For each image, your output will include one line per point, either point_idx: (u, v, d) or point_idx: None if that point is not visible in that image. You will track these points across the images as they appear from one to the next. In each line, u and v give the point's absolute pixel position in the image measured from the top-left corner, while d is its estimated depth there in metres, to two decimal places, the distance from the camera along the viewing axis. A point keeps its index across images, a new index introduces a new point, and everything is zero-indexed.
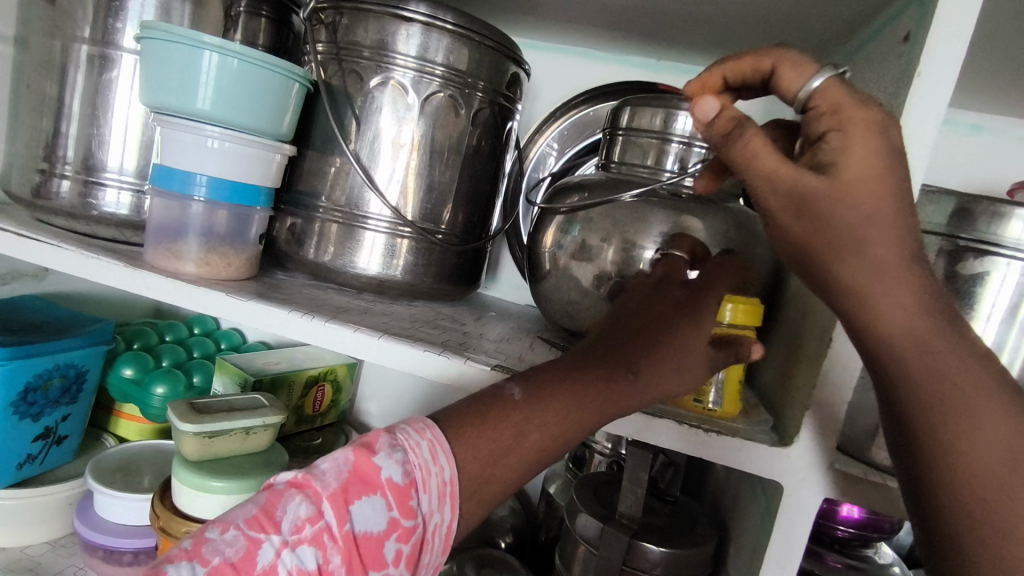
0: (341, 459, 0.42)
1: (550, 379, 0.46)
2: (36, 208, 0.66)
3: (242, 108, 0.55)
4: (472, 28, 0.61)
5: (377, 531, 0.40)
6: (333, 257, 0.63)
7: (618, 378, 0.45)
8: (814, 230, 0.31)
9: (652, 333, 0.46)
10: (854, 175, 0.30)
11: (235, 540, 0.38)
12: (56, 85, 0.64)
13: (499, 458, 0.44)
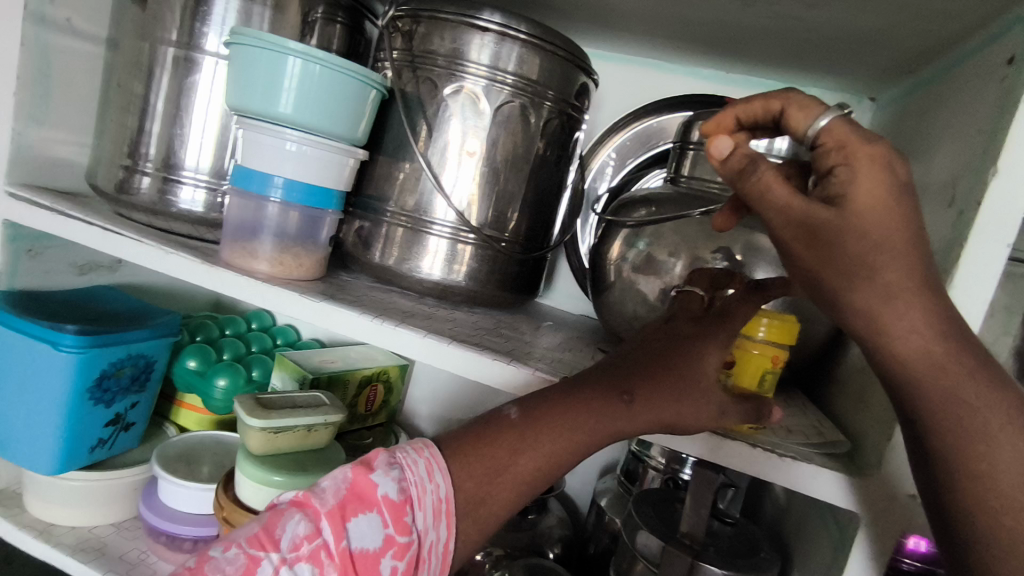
0: (340, 476, 0.43)
1: (546, 400, 0.46)
2: (118, 203, 0.69)
3: (321, 112, 0.56)
4: (544, 37, 0.62)
5: (374, 548, 0.41)
6: (398, 261, 0.64)
7: (612, 404, 0.44)
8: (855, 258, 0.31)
9: (652, 363, 0.45)
10: (866, 203, 0.31)
11: (236, 558, 0.39)
12: (143, 85, 0.67)
13: (495, 477, 0.44)
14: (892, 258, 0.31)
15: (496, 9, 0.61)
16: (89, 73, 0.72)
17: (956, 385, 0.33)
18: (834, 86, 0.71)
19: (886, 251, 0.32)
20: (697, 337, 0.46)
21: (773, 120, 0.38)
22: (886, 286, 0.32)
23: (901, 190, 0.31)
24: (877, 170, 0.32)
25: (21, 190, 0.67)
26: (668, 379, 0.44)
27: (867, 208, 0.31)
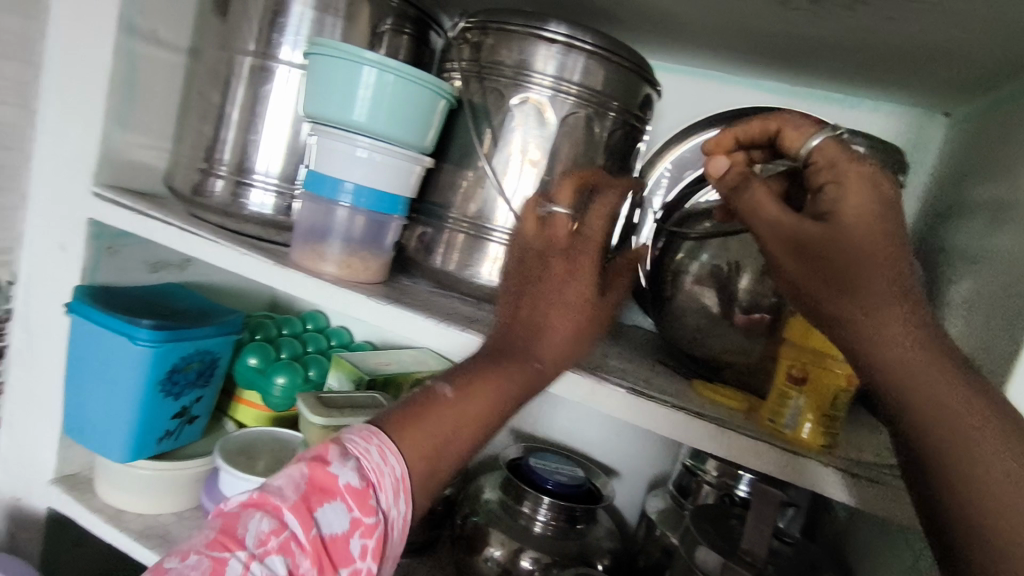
0: (294, 471, 0.42)
1: (467, 372, 0.48)
2: (194, 205, 0.72)
3: (394, 121, 0.58)
4: (609, 48, 0.62)
5: (341, 532, 0.40)
6: (459, 267, 0.65)
7: (529, 374, 0.49)
8: (845, 264, 0.36)
9: (546, 326, 0.51)
10: (851, 216, 0.36)
11: (199, 563, 0.37)
12: (221, 93, 0.70)
13: (439, 453, 0.46)
14: (876, 267, 0.35)
15: (563, 21, 0.61)
16: (170, 81, 0.75)
17: (934, 393, 0.34)
18: (905, 100, 0.70)
19: (871, 263, 0.35)
20: (545, 272, 0.53)
21: (771, 138, 0.44)
22: (875, 295, 0.35)
23: (884, 206, 0.36)
24: (864, 190, 0.37)
25: (106, 191, 0.71)
26: (552, 333, 0.51)
27: (852, 219, 0.36)
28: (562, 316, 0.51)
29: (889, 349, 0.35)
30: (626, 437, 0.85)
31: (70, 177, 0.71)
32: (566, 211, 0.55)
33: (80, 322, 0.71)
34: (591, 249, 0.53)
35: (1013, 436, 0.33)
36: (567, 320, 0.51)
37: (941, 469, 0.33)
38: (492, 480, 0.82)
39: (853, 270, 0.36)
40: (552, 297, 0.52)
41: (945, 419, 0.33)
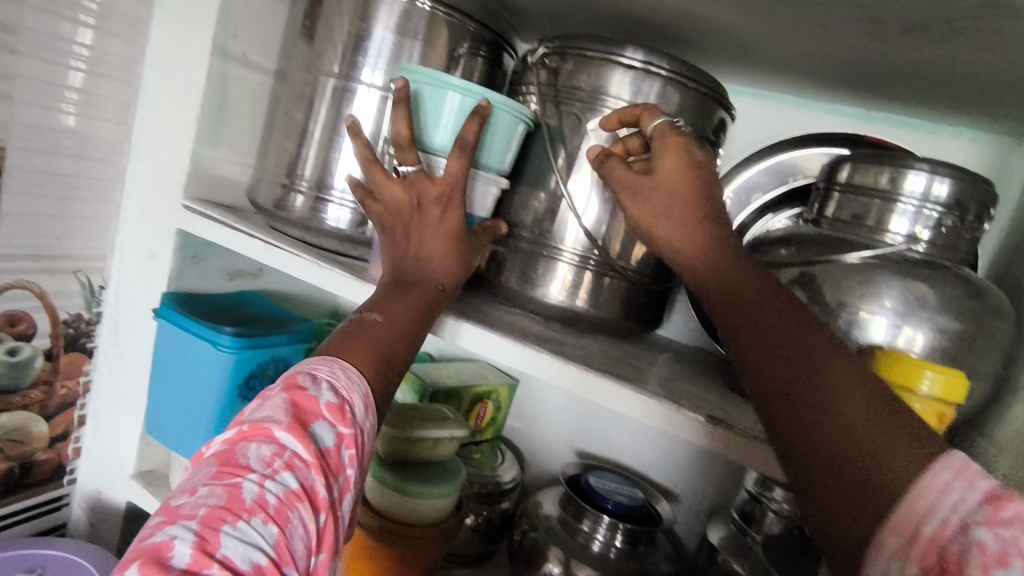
0: (276, 402, 0.44)
1: (390, 300, 0.58)
2: (275, 218, 0.75)
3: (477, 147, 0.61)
4: (685, 73, 0.63)
5: (332, 446, 0.45)
6: (529, 287, 0.67)
7: (433, 295, 0.60)
8: (661, 202, 0.50)
9: (428, 257, 0.61)
10: (667, 173, 0.51)
11: (213, 491, 0.38)
12: (305, 113, 0.73)
13: (387, 360, 0.55)
14: (684, 205, 0.49)
15: (639, 46, 0.63)
16: (253, 100, 0.79)
17: (752, 316, 0.43)
18: (987, 128, 0.68)
19: (680, 204, 0.49)
20: (416, 219, 0.62)
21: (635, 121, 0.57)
22: (682, 221, 0.49)
23: (694, 163, 0.51)
24: (678, 161, 0.51)
25: (195, 204, 0.74)
26: (434, 258, 0.61)
27: (666, 173, 0.51)
28: (433, 241, 0.61)
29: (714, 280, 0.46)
30: (680, 455, 0.86)
31: (163, 191, 0.75)
32: (416, 168, 0.61)
33: (166, 326, 0.75)
34: (455, 185, 0.61)
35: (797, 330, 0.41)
36: (439, 241, 0.61)
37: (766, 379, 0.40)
38: (549, 495, 0.84)
39: (679, 212, 0.49)
40: (425, 230, 0.61)
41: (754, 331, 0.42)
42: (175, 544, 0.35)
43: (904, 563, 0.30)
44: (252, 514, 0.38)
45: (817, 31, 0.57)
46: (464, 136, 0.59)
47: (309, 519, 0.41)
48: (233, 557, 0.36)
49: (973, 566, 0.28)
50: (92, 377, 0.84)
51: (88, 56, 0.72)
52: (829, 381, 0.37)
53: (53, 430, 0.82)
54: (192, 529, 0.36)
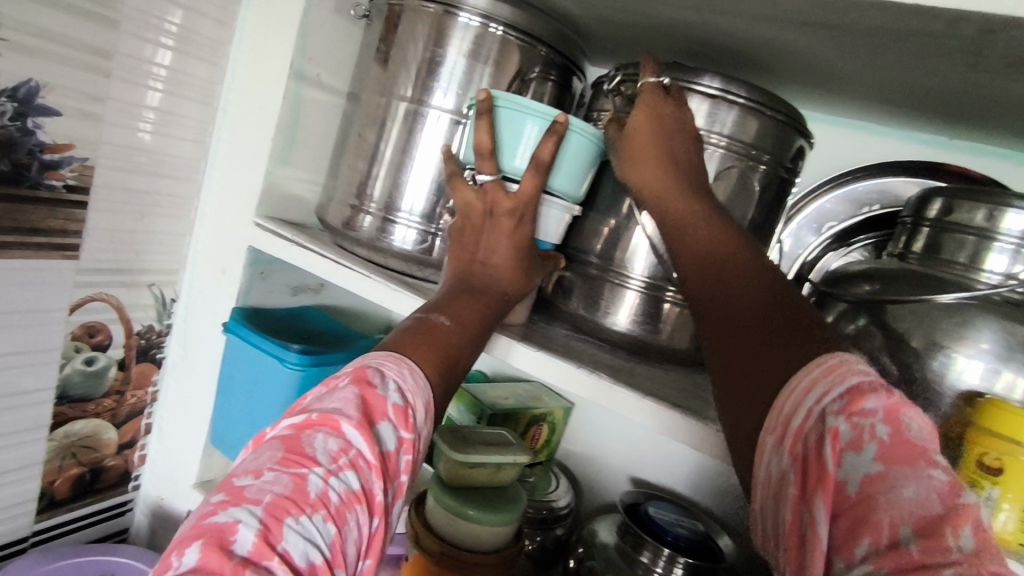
0: (346, 395, 0.43)
1: (454, 303, 0.58)
2: (343, 237, 0.76)
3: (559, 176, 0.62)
4: (763, 100, 0.61)
5: (392, 450, 0.43)
6: (597, 313, 0.66)
7: (498, 304, 0.60)
8: (634, 151, 0.59)
9: (496, 265, 0.62)
10: (638, 128, 0.59)
11: (279, 479, 0.37)
12: (375, 135, 0.74)
13: (448, 368, 0.53)
14: (647, 150, 0.58)
15: (716, 73, 0.61)
16: (325, 120, 0.80)
17: (709, 262, 0.51)
18: None
19: (648, 151, 0.58)
20: (489, 229, 0.62)
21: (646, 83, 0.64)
22: (649, 167, 0.58)
23: (663, 116, 0.59)
24: (646, 117, 0.59)
25: (267, 223, 0.76)
26: (500, 267, 0.62)
27: (637, 128, 0.59)
28: (502, 249, 0.62)
29: (682, 225, 0.54)
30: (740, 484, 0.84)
31: (236, 209, 0.77)
32: (493, 177, 0.61)
33: (235, 341, 0.77)
34: (527, 200, 0.61)
35: (743, 280, 0.49)
36: (507, 249, 0.62)
37: (712, 314, 0.49)
38: (606, 523, 0.82)
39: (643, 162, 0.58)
40: (496, 236, 0.62)
41: (709, 279, 0.51)
42: (239, 529, 0.34)
43: (779, 455, 0.38)
44: (314, 509, 0.36)
45: (913, 60, 0.55)
46: (540, 156, 0.59)
47: (365, 523, 0.39)
48: (292, 554, 0.34)
49: (828, 452, 0.35)
50: (159, 387, 0.86)
51: (165, 77, 0.73)
52: (752, 323, 0.46)
53: (122, 438, 0.84)
54: (257, 515, 0.35)
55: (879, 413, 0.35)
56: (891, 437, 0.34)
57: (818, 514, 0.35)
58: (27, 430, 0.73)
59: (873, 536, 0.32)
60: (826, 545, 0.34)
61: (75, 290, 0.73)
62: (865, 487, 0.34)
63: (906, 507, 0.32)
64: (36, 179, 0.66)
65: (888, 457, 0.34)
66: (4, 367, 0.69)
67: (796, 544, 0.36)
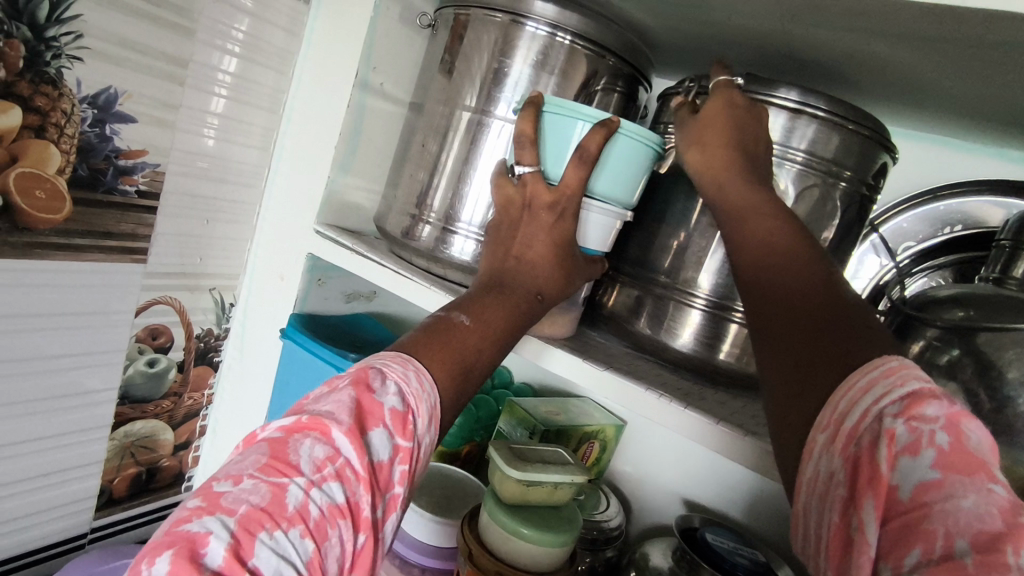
0: (343, 397, 0.42)
1: (480, 302, 0.55)
2: (402, 246, 0.75)
3: (609, 179, 0.60)
4: (844, 113, 0.59)
5: (386, 458, 0.41)
6: (659, 332, 0.64)
7: (529, 302, 0.58)
8: (703, 142, 0.57)
9: (533, 261, 0.59)
10: (711, 116, 0.56)
11: (257, 488, 0.36)
12: (438, 144, 0.73)
13: (466, 375, 0.51)
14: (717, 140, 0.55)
15: (794, 86, 0.59)
16: (387, 129, 0.81)
17: (768, 265, 0.48)
18: None
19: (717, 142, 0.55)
20: (528, 225, 0.59)
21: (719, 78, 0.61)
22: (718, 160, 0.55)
23: (737, 107, 0.56)
24: (720, 107, 0.56)
25: (328, 230, 0.76)
26: (539, 263, 0.58)
27: (710, 118, 0.56)
28: (540, 244, 0.58)
29: (744, 220, 0.52)
30: None
31: (298, 216, 0.78)
32: (533, 168, 0.59)
33: (291, 346, 0.77)
34: (571, 195, 0.58)
35: (805, 285, 0.45)
36: (547, 244, 0.59)
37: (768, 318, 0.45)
38: (659, 547, 0.80)
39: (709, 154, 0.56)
40: (534, 231, 0.59)
41: (766, 282, 0.47)
42: (211, 541, 0.34)
43: (830, 455, 0.35)
44: (290, 524, 0.36)
45: (1013, 73, 0.52)
46: (585, 146, 0.56)
47: (347, 538, 0.39)
48: (263, 570, 0.34)
49: (882, 454, 0.32)
50: (215, 390, 0.88)
51: (230, 83, 0.74)
52: (809, 332, 0.42)
53: (178, 439, 0.86)
54: (229, 527, 0.34)
55: (941, 420, 0.32)
56: (953, 445, 0.31)
57: (867, 517, 0.31)
58: (90, 428, 0.75)
59: (925, 546, 0.29)
60: (873, 552, 0.31)
61: (142, 292, 0.74)
62: (920, 493, 0.30)
63: (963, 520, 0.28)
64: (111, 184, 0.67)
65: (946, 464, 0.30)
66: (72, 366, 0.70)
67: (839, 544, 0.33)
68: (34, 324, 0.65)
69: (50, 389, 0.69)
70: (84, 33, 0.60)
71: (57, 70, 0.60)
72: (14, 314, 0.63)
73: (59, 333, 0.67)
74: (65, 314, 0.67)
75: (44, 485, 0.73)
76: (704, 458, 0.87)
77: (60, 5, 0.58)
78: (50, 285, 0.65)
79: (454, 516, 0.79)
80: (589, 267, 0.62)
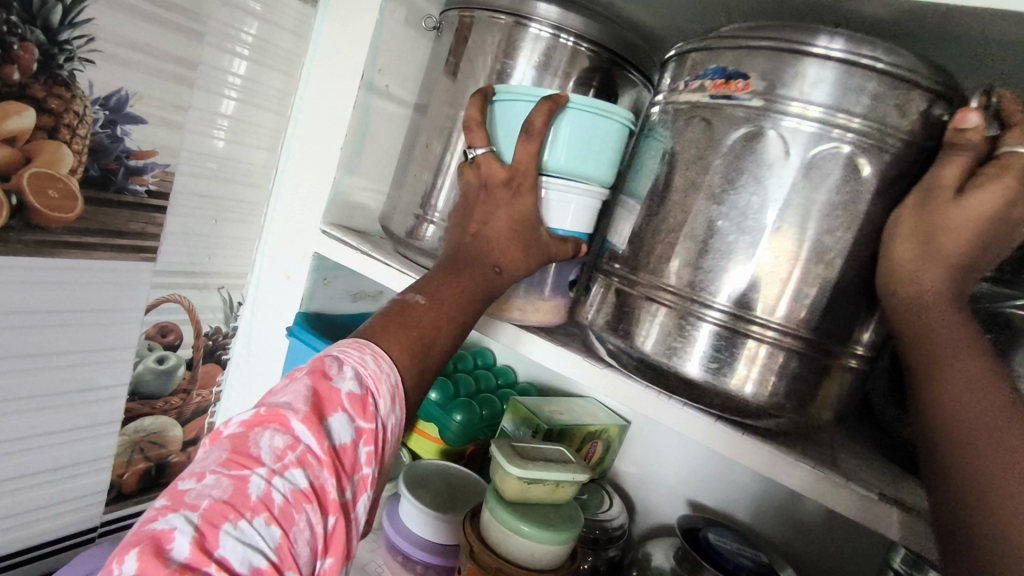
0: (299, 389, 0.43)
1: (435, 281, 0.56)
2: (405, 245, 0.75)
3: (569, 155, 0.58)
4: (912, 66, 0.44)
5: (348, 442, 0.43)
6: (659, 352, 0.49)
7: (487, 277, 0.57)
8: (943, 224, 0.42)
9: (489, 236, 0.58)
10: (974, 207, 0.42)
11: (219, 482, 0.37)
12: (441, 149, 0.73)
13: (424, 350, 0.53)
14: (953, 236, 0.42)
15: (838, 31, 0.44)
16: (393, 131, 0.82)
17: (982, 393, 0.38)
18: None
19: (951, 235, 0.42)
20: (489, 205, 0.58)
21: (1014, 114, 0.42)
22: (941, 249, 0.42)
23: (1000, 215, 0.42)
24: (996, 196, 0.41)
25: (333, 229, 0.77)
26: (496, 238, 0.57)
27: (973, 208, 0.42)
28: (499, 220, 0.57)
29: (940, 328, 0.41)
30: (809, 513, 0.80)
31: (306, 216, 0.79)
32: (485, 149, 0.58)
33: (298, 344, 0.79)
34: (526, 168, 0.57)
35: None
36: (503, 220, 0.57)
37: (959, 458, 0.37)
38: (661, 547, 0.80)
39: (942, 246, 0.42)
40: (492, 208, 0.58)
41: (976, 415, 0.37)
42: (176, 536, 0.34)
43: None
44: (255, 513, 0.37)
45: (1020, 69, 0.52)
46: (532, 123, 0.55)
47: (316, 522, 0.40)
48: (231, 559, 0.35)
49: None
50: (223, 388, 0.89)
51: (239, 86, 0.75)
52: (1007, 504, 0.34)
53: (186, 435, 0.87)
54: (193, 522, 0.35)
55: None
56: None
57: None
58: (100, 424, 0.76)
59: None
60: None
61: (151, 291, 0.75)
62: None
63: None
64: (122, 184, 0.69)
65: None
66: (83, 363, 0.72)
67: None
68: (48, 321, 0.67)
69: (62, 384, 0.71)
70: (95, 36, 0.62)
71: (70, 72, 0.61)
72: (29, 311, 0.65)
73: (73, 331, 0.69)
74: (77, 311, 0.69)
75: (56, 479, 0.74)
76: (709, 458, 0.87)
77: (73, 9, 0.59)
78: (64, 282, 0.67)
79: (455, 514, 0.79)
80: (556, 246, 0.59)
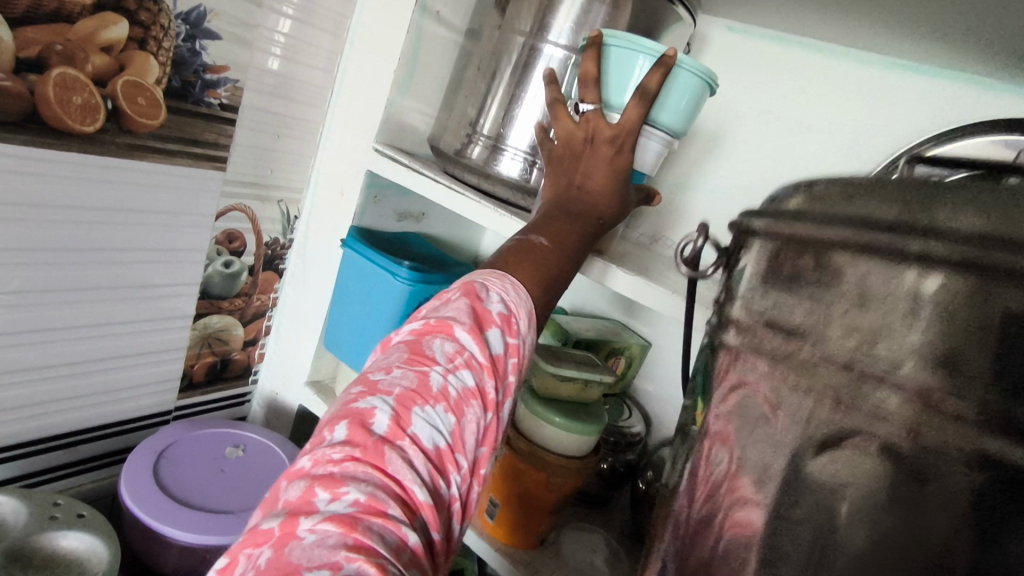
0: (459, 305, 0.47)
1: (553, 225, 0.59)
2: (452, 164, 0.80)
3: (665, 112, 0.62)
4: None
5: (501, 353, 0.47)
6: None
7: (592, 226, 0.61)
8: None
9: (592, 188, 0.62)
10: None
11: (405, 375, 0.42)
12: (488, 83, 0.77)
13: (550, 285, 0.56)
14: None
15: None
16: (442, 54, 0.86)
17: None
18: None
19: None
20: (593, 153, 0.62)
21: None
22: None
23: None
24: None
25: (384, 149, 0.82)
26: (599, 187, 0.62)
27: None
28: (600, 174, 0.62)
29: None
30: None
31: (359, 135, 0.85)
32: (596, 106, 0.62)
33: (353, 255, 0.85)
34: (631, 129, 0.60)
35: None
36: (605, 173, 0.62)
37: None
38: None
39: None
40: (594, 163, 0.62)
41: None
42: (376, 414, 0.40)
43: None
44: (436, 401, 0.42)
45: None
46: (647, 84, 0.58)
47: (480, 416, 0.44)
48: (420, 436, 0.40)
49: None
50: (279, 294, 0.97)
51: (297, 5, 0.79)
52: None
53: (246, 335, 0.96)
54: (391, 403, 0.40)
55: None
56: None
57: None
58: (175, 317, 0.85)
59: None
60: None
61: (221, 198, 0.82)
62: None
63: None
64: (199, 96, 0.75)
65: None
66: (161, 260, 0.80)
67: None
68: (135, 219, 0.74)
69: (142, 277, 0.79)
70: None
71: None
72: (117, 208, 0.72)
73: (155, 229, 0.77)
74: (157, 212, 0.76)
75: (139, 363, 0.84)
76: None
77: None
78: (148, 183, 0.74)
79: None
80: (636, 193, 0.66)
